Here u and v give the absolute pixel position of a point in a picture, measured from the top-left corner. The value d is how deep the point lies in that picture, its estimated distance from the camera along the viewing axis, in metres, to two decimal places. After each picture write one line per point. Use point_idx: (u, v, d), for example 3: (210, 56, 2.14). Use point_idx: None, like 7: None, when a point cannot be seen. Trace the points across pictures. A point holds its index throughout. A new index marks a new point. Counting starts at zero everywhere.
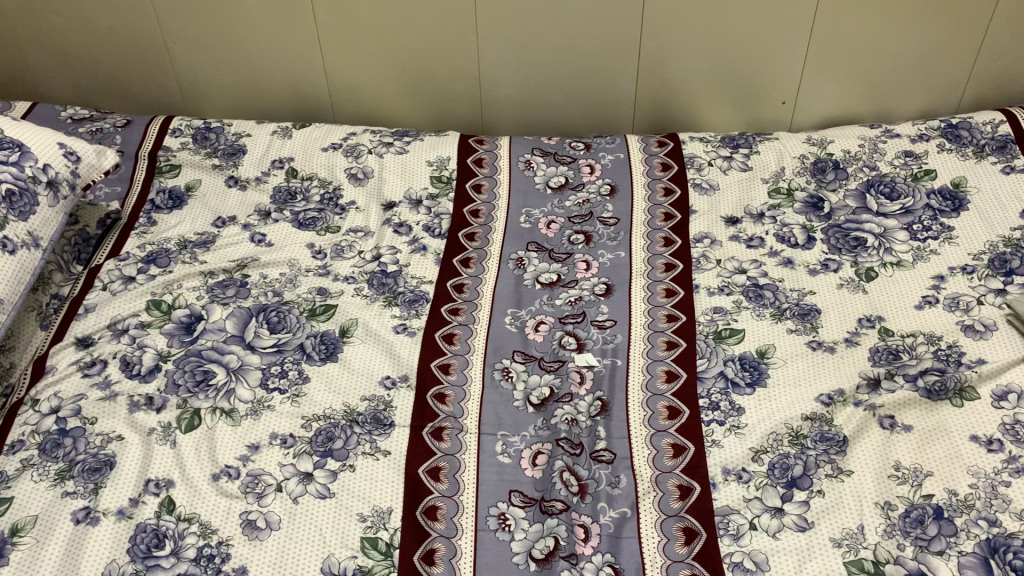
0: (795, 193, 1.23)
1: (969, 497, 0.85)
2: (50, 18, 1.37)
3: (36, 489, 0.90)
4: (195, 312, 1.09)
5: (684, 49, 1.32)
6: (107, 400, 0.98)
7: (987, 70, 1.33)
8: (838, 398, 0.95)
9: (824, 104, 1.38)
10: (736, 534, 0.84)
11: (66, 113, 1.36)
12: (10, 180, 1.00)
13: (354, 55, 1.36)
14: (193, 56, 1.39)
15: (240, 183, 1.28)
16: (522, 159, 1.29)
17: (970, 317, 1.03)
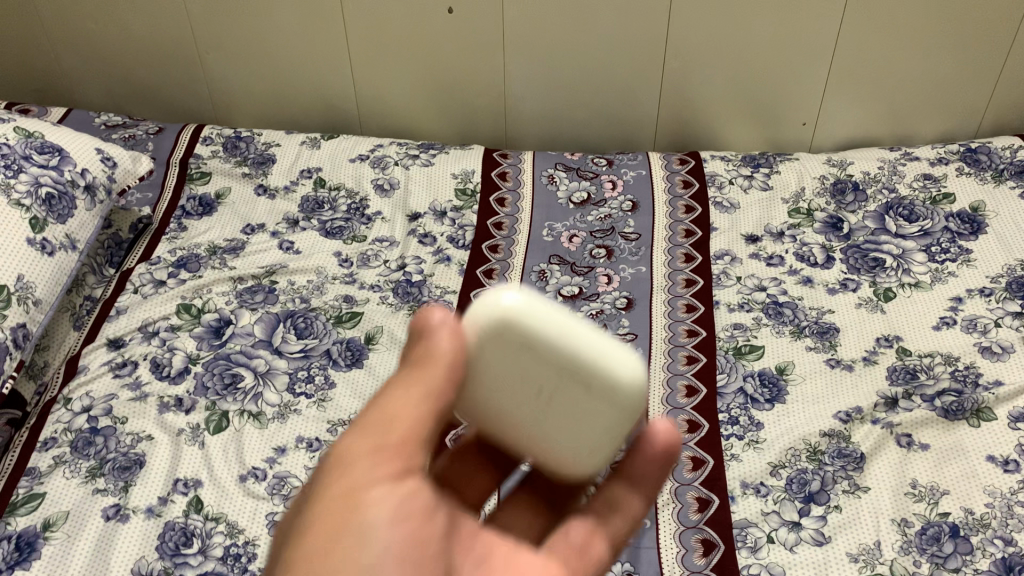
0: (814, 213, 1.24)
1: (985, 516, 0.86)
2: (87, 27, 1.41)
3: (68, 485, 0.92)
4: (225, 316, 1.11)
5: (707, 70, 1.34)
6: (137, 400, 1.00)
7: (1007, 96, 1.35)
8: (855, 415, 0.97)
9: (844, 125, 1.40)
10: (754, 546, 0.85)
11: (100, 119, 1.39)
12: (50, 183, 1.03)
13: (383, 68, 1.39)
14: (225, 66, 1.42)
15: (269, 192, 1.30)
16: (545, 174, 1.31)
17: (987, 339, 1.04)
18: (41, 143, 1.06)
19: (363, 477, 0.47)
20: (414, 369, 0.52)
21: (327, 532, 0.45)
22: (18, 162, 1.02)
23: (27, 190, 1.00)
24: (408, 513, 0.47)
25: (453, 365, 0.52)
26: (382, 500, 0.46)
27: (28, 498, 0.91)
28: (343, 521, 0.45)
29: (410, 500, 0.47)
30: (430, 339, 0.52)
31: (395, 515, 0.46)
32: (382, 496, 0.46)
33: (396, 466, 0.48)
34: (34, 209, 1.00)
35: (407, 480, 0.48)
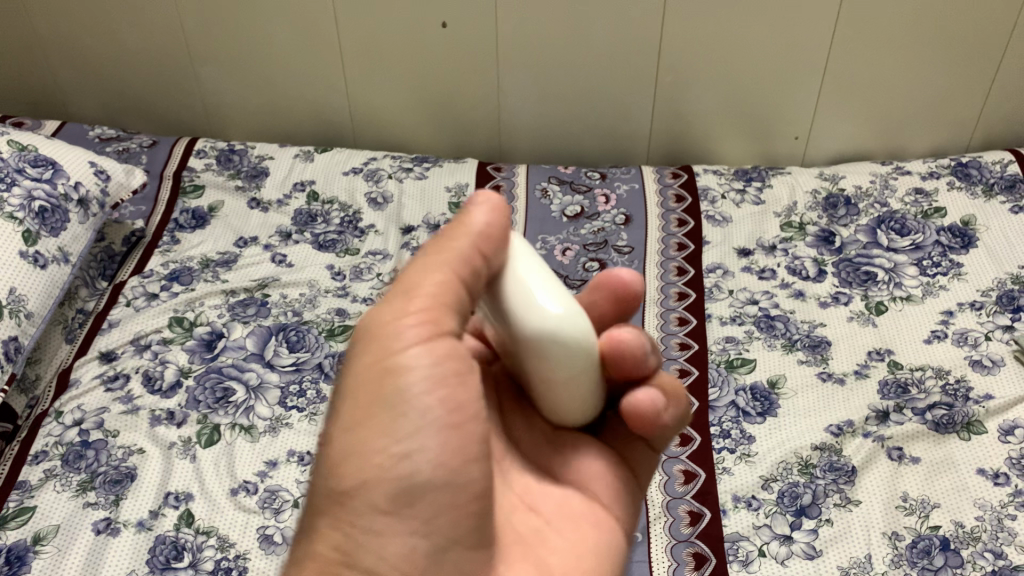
0: (806, 227, 1.25)
1: (975, 529, 0.86)
2: (82, 41, 1.41)
3: (58, 499, 0.91)
4: (217, 329, 1.11)
5: (700, 84, 1.35)
6: (129, 414, 1.00)
7: (997, 111, 1.36)
8: (847, 428, 0.97)
9: (836, 140, 1.41)
10: (746, 560, 0.85)
11: (94, 132, 1.39)
12: (43, 197, 1.03)
13: (378, 82, 1.40)
14: (220, 79, 1.42)
15: (262, 205, 1.30)
16: (539, 187, 1.32)
17: (978, 352, 1.04)
18: (34, 156, 1.06)
19: (400, 341, 0.54)
20: (446, 237, 0.58)
21: (368, 403, 0.54)
22: (11, 175, 1.02)
23: (20, 203, 1.01)
24: (447, 371, 0.54)
25: (481, 235, 0.58)
26: (417, 362, 0.54)
27: (18, 511, 0.90)
28: (386, 385, 0.54)
29: (443, 363, 0.54)
30: (462, 217, 0.58)
31: (430, 377, 0.54)
32: (419, 356, 0.54)
33: (433, 327, 0.55)
34: (27, 222, 1.00)
35: (444, 340, 0.55)
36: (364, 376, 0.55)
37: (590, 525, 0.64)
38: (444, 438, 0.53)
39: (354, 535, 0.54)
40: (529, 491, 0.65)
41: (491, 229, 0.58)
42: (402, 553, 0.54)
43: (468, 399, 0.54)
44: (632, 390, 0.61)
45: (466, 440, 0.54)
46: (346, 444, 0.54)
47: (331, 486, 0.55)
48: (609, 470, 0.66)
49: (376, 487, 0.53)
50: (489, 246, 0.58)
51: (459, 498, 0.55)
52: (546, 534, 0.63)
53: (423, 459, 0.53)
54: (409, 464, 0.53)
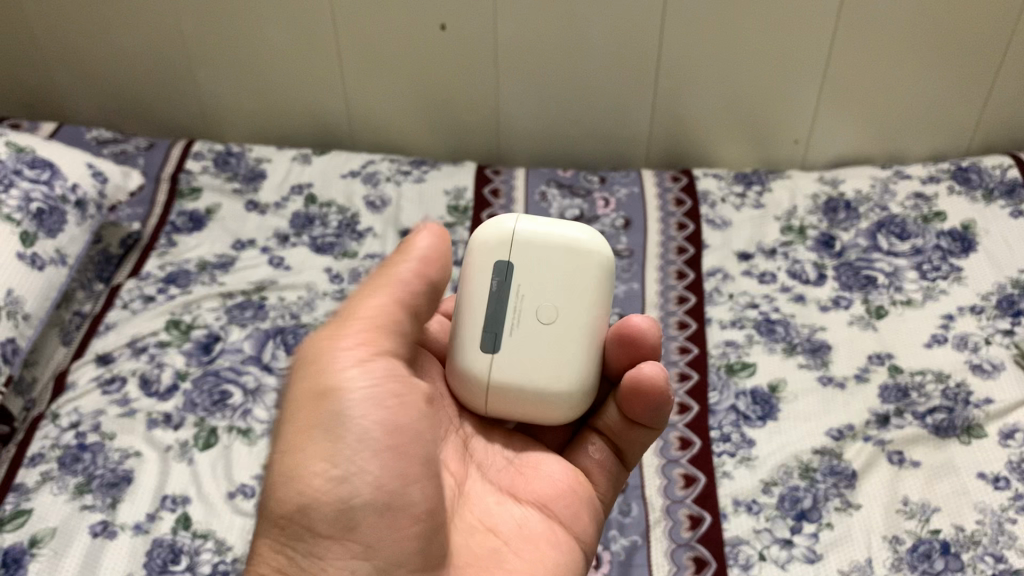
0: (806, 231, 1.25)
1: (976, 533, 0.86)
2: (80, 43, 1.41)
3: (55, 502, 0.91)
4: (214, 332, 1.10)
5: (699, 87, 1.35)
6: (126, 417, 1.00)
7: (996, 116, 1.36)
8: (847, 432, 0.96)
9: (835, 144, 1.41)
10: (746, 564, 0.85)
11: (91, 134, 1.39)
12: (40, 199, 1.02)
13: (377, 84, 1.39)
14: (218, 80, 1.42)
15: (259, 208, 1.30)
16: (538, 191, 1.32)
17: (978, 357, 1.04)
18: (32, 158, 1.06)
19: (341, 361, 0.67)
20: (391, 265, 0.73)
21: (311, 416, 0.66)
22: (9, 176, 1.02)
23: (17, 205, 1.00)
24: (384, 390, 0.67)
25: (423, 260, 0.73)
26: (356, 381, 0.66)
27: (14, 514, 0.90)
28: (327, 403, 0.66)
29: (382, 383, 0.67)
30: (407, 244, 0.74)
31: (367, 396, 0.66)
32: (357, 376, 0.67)
33: (370, 353, 0.68)
34: (24, 224, 0.99)
35: (382, 363, 0.68)
36: (304, 400, 0.67)
37: (545, 543, 0.73)
38: (382, 460, 0.65)
39: (296, 559, 0.63)
40: (488, 513, 0.74)
41: (431, 254, 0.73)
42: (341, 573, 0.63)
43: (404, 419, 0.66)
44: (640, 374, 0.74)
45: (402, 459, 0.65)
46: (289, 461, 0.65)
47: (273, 512, 0.64)
48: (570, 492, 0.76)
49: (321, 509, 0.63)
50: (430, 269, 0.73)
51: (401, 522, 0.64)
52: (504, 553, 0.71)
53: (361, 481, 0.64)
54: (346, 486, 0.63)
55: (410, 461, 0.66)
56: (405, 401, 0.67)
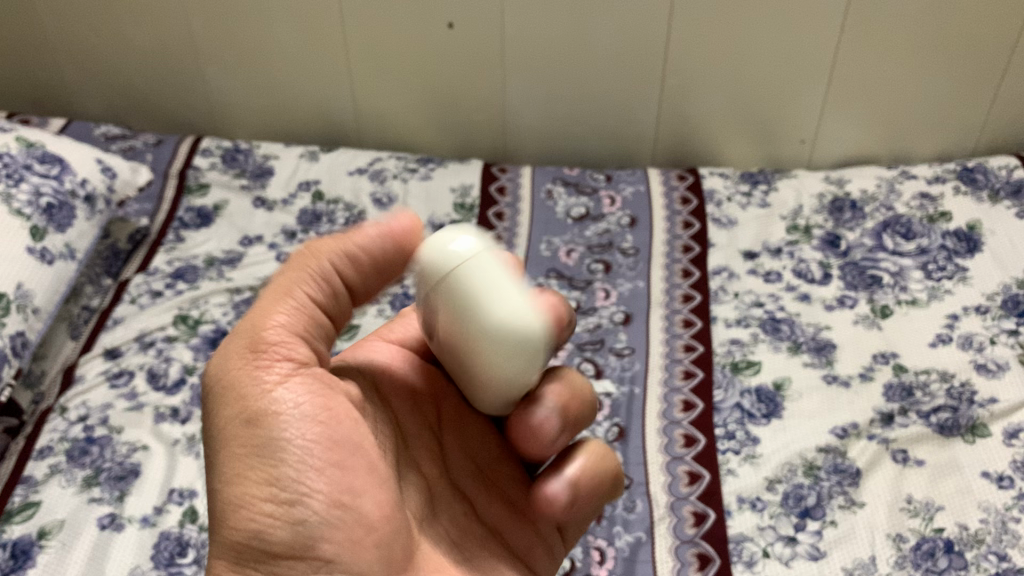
0: (812, 231, 1.25)
1: (979, 532, 0.86)
2: (89, 39, 1.41)
3: (64, 494, 0.91)
4: (222, 328, 1.11)
5: (705, 86, 1.35)
6: (133, 410, 1.00)
7: (1003, 117, 1.36)
8: (851, 431, 0.97)
9: (841, 144, 1.41)
10: (750, 561, 0.85)
11: (100, 130, 1.39)
12: (50, 194, 1.03)
13: (384, 82, 1.40)
14: (226, 78, 1.43)
15: (267, 204, 1.30)
16: (544, 189, 1.32)
17: (982, 356, 1.04)
18: (41, 153, 1.06)
19: (265, 378, 0.54)
20: (316, 254, 0.58)
21: (239, 442, 0.53)
22: (19, 171, 1.02)
23: (27, 200, 1.01)
24: (317, 405, 0.54)
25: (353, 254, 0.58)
26: (285, 399, 0.54)
27: (23, 506, 0.90)
28: (256, 427, 0.53)
29: (316, 397, 0.55)
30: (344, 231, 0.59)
31: (304, 412, 0.54)
32: (287, 395, 0.54)
33: (296, 365, 0.55)
34: (34, 218, 1.00)
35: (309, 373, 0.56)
36: (230, 432, 0.54)
37: (499, 556, 0.64)
38: (330, 476, 0.53)
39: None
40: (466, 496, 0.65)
41: (366, 247, 0.58)
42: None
43: (343, 428, 0.55)
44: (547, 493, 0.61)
45: (349, 474, 0.54)
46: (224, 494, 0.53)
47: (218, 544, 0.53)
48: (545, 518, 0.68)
49: (270, 536, 0.52)
50: (363, 261, 0.58)
51: (357, 535, 0.53)
52: (462, 548, 0.62)
53: (312, 501, 0.53)
54: (300, 511, 0.52)
55: (357, 470, 0.54)
56: (339, 410, 0.55)
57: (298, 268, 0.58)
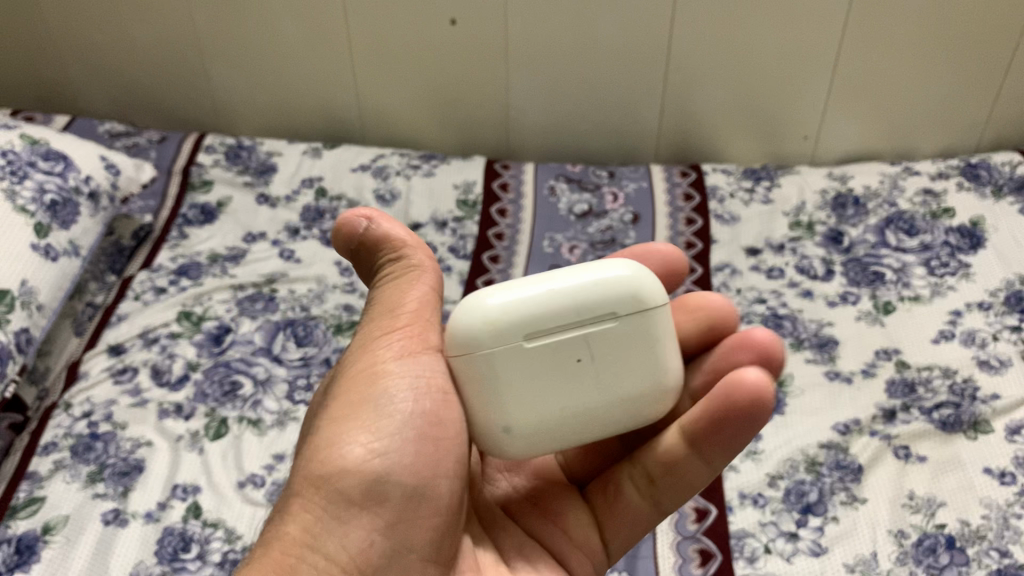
0: (815, 227, 1.25)
1: (981, 528, 0.86)
2: (94, 37, 1.41)
3: (68, 490, 0.92)
4: (224, 324, 1.11)
5: (708, 83, 1.35)
6: (137, 406, 1.01)
7: (1007, 112, 1.36)
8: (854, 427, 0.97)
9: (845, 140, 1.41)
10: (751, 557, 0.85)
11: (103, 127, 1.40)
12: (54, 191, 1.04)
13: (387, 80, 1.40)
14: (230, 75, 1.43)
15: (270, 201, 1.31)
16: (547, 186, 1.32)
17: (985, 353, 1.04)
18: (45, 150, 1.07)
19: (387, 354, 0.62)
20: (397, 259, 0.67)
21: (358, 399, 0.60)
22: (23, 168, 1.03)
23: (31, 196, 1.01)
24: (432, 382, 0.60)
25: (418, 251, 0.67)
26: (402, 372, 0.61)
27: (27, 502, 0.91)
28: (375, 389, 0.60)
29: (429, 377, 0.61)
30: (387, 231, 0.67)
31: (413, 386, 0.60)
32: (410, 365, 0.61)
33: (418, 347, 0.62)
34: (38, 215, 1.00)
35: (423, 354, 0.62)
36: (351, 391, 0.61)
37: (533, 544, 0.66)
38: (419, 446, 0.58)
39: (324, 518, 0.57)
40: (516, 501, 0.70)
41: (410, 239, 0.67)
42: (360, 548, 0.56)
43: (451, 414, 0.60)
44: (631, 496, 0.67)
45: (440, 452, 0.59)
46: (330, 435, 0.59)
47: (306, 476, 0.58)
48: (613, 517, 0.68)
49: (353, 480, 0.57)
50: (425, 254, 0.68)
51: (428, 510, 0.58)
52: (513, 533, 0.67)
53: (400, 462, 0.58)
54: (386, 465, 0.57)
55: (448, 458, 0.59)
56: (453, 397, 0.61)
57: (389, 282, 0.67)
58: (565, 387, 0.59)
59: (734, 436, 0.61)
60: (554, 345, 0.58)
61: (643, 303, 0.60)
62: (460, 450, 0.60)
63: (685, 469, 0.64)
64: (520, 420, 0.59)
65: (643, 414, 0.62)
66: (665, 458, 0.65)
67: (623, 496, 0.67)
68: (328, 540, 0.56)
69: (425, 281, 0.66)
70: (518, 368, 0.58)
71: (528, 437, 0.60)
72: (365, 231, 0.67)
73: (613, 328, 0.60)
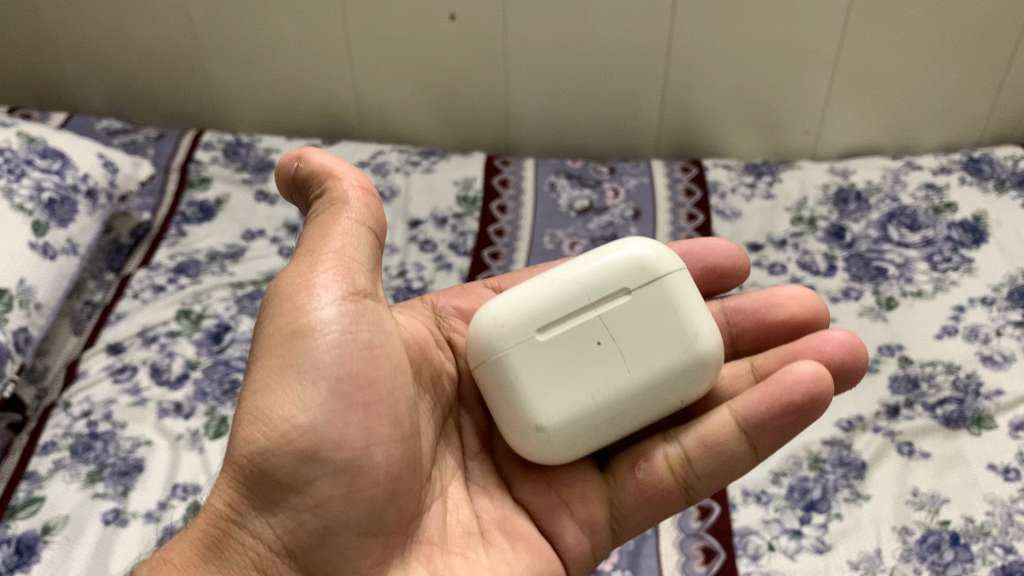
0: (817, 222, 1.25)
1: (985, 524, 0.85)
2: (91, 34, 1.41)
3: (67, 490, 0.92)
4: (224, 322, 1.10)
5: (709, 78, 1.35)
6: (137, 405, 1.00)
7: (1009, 106, 1.35)
8: (857, 423, 0.96)
9: (846, 134, 1.40)
10: (755, 555, 0.85)
11: (101, 124, 1.39)
12: (52, 189, 1.03)
13: (386, 75, 1.39)
14: (228, 72, 1.42)
15: (269, 198, 1.30)
16: (547, 182, 1.32)
17: (989, 348, 1.03)
18: (42, 148, 1.06)
19: (311, 309, 0.64)
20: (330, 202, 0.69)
21: (280, 360, 0.62)
22: (20, 166, 1.02)
23: (29, 194, 1.00)
24: (356, 343, 0.64)
25: (358, 196, 0.69)
26: (328, 331, 0.63)
27: (27, 502, 0.90)
28: (299, 349, 0.62)
29: (354, 338, 0.64)
30: (333, 174, 0.70)
31: (338, 348, 0.63)
32: (331, 317, 0.63)
33: (343, 302, 0.65)
34: (36, 213, 1.00)
35: (350, 310, 0.65)
36: (272, 350, 0.63)
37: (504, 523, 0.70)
38: (347, 413, 0.62)
39: (250, 493, 0.60)
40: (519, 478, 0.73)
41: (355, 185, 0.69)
42: (288, 528, 0.60)
43: (374, 374, 0.64)
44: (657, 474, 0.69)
45: (369, 415, 0.63)
46: (253, 402, 0.61)
47: (231, 449, 0.61)
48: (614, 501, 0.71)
49: (279, 455, 0.59)
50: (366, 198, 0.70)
51: (360, 478, 0.61)
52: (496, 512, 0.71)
53: (327, 431, 0.61)
54: (313, 433, 0.60)
55: (377, 420, 0.63)
56: (376, 358, 0.65)
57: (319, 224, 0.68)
58: (597, 370, 0.66)
59: (791, 424, 0.66)
60: (569, 337, 0.67)
61: (655, 278, 0.68)
62: (387, 411, 0.64)
63: (727, 447, 0.68)
64: (546, 414, 0.65)
65: (689, 388, 0.67)
66: (713, 434, 0.68)
67: (651, 467, 0.70)
68: (257, 514, 0.60)
69: (350, 219, 0.68)
70: (540, 364, 0.66)
71: (558, 436, 0.66)
72: (298, 170, 0.72)
73: (629, 313, 0.67)
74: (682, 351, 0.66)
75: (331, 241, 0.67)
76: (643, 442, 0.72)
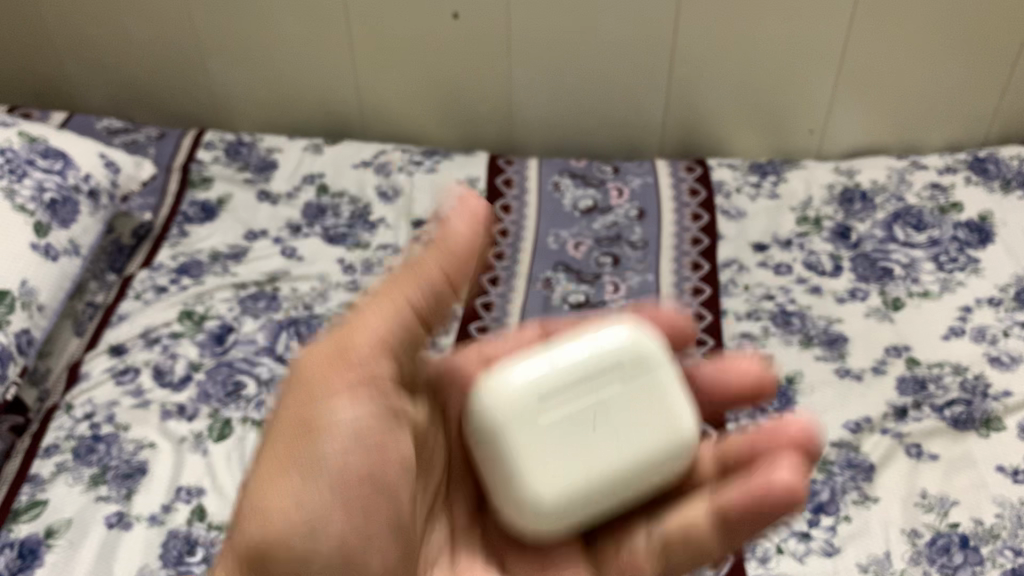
0: (823, 222, 1.24)
1: (995, 527, 0.85)
2: (92, 34, 1.40)
3: (70, 493, 0.91)
4: (227, 323, 1.10)
5: (713, 76, 1.34)
6: (140, 407, 1.00)
7: (1014, 106, 1.34)
8: (865, 425, 0.96)
9: (851, 134, 1.39)
10: (763, 557, 0.85)
11: (101, 124, 1.38)
12: (54, 189, 1.02)
13: (388, 74, 1.38)
14: (229, 71, 1.41)
15: (272, 198, 1.29)
16: (551, 182, 1.31)
17: (996, 349, 1.03)
18: (44, 148, 1.05)
19: (326, 395, 0.57)
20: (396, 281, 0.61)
21: (285, 454, 0.55)
22: (22, 167, 1.01)
23: (31, 195, 0.99)
24: (369, 435, 0.57)
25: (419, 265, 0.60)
26: (342, 421, 0.56)
27: (30, 505, 0.90)
28: (305, 441, 0.55)
29: (370, 428, 0.57)
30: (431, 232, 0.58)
31: (349, 441, 0.56)
32: (349, 412, 0.57)
33: (364, 388, 0.58)
34: (38, 214, 0.99)
35: (366, 393, 0.58)
36: (281, 438, 0.56)
37: None
38: (349, 515, 0.55)
39: None
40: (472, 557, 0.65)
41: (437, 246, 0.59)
42: None
43: (384, 474, 0.57)
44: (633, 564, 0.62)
45: (370, 518, 0.56)
46: (247, 503, 0.54)
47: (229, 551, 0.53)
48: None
49: (275, 561, 0.52)
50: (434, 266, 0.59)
51: None
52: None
53: (326, 538, 0.53)
54: (312, 539, 0.53)
55: (378, 524, 0.56)
56: (384, 455, 0.57)
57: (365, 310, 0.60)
58: (584, 455, 0.59)
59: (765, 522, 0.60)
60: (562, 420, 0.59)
61: (648, 358, 0.62)
62: (390, 517, 0.57)
63: (702, 543, 0.61)
64: (541, 498, 0.58)
65: (666, 474, 0.61)
66: (687, 524, 0.61)
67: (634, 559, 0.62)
68: None
69: (403, 306, 0.60)
70: (531, 441, 0.59)
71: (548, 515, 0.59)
72: None
73: (620, 398, 0.61)
74: (665, 434, 0.61)
75: (359, 331, 0.59)
76: (624, 523, 0.64)
